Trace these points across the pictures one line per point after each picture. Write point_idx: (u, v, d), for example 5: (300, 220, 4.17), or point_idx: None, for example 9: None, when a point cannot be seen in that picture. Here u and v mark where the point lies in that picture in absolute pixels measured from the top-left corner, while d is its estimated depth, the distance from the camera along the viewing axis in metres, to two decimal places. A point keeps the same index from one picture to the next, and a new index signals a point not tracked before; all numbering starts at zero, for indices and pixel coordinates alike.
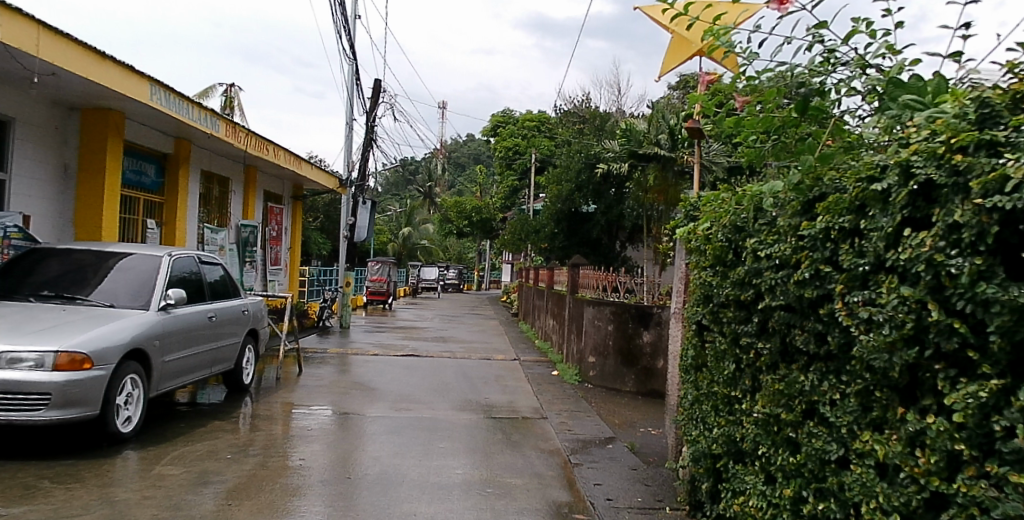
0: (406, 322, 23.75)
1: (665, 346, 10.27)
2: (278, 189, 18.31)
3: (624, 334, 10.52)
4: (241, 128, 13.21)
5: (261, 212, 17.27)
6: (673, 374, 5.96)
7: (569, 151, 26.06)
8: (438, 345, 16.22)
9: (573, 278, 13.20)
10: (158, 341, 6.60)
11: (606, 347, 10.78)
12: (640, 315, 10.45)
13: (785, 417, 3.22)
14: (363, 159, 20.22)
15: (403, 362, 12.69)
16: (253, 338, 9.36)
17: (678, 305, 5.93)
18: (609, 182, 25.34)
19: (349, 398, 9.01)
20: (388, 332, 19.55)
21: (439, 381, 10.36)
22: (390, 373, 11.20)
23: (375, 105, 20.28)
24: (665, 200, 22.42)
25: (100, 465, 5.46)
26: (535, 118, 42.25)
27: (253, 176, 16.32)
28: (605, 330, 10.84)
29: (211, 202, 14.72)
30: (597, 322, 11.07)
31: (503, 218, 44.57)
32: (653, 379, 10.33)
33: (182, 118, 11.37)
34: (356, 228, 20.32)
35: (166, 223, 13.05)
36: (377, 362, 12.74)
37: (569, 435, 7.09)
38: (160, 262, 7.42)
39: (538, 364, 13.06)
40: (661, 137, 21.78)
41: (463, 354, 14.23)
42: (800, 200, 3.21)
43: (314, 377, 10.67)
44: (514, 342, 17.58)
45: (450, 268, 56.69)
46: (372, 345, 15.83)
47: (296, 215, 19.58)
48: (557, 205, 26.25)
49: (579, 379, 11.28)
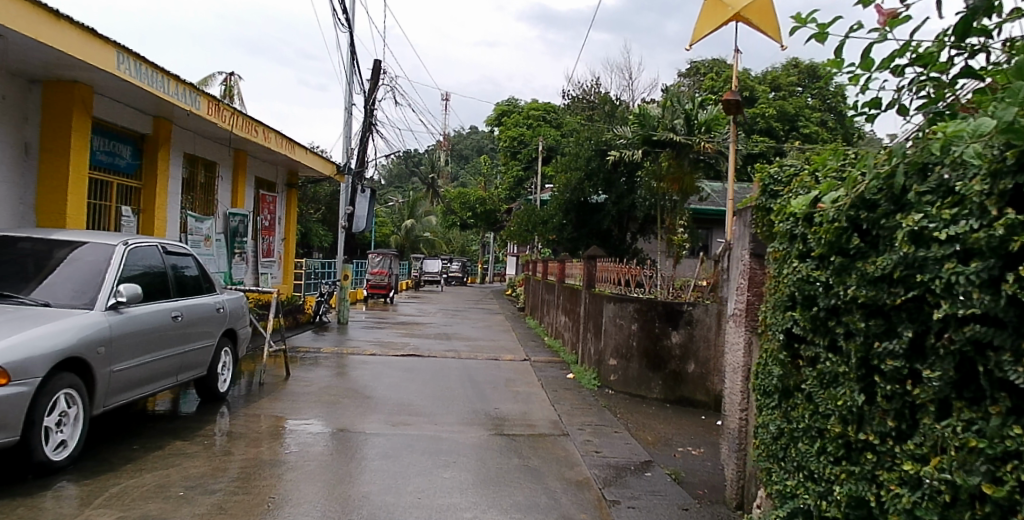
0: (407, 318, 22.62)
1: (696, 348, 9.12)
2: (271, 176, 17.14)
3: (650, 334, 9.39)
4: (225, 106, 12.02)
5: (252, 201, 16.10)
6: (731, 389, 4.87)
7: (578, 138, 24.98)
8: (442, 343, 15.09)
9: (589, 271, 12.04)
10: (103, 347, 5.47)
11: (629, 349, 9.63)
12: (668, 314, 9.29)
13: (984, 492, 2.13)
14: (362, 145, 19.08)
15: (404, 363, 11.55)
16: (230, 339, 8.21)
17: (739, 304, 4.82)
18: (620, 171, 24.31)
19: (339, 408, 7.87)
20: (388, 329, 18.43)
21: (443, 387, 9.23)
22: (389, 377, 10.08)
23: (375, 88, 19.14)
24: (681, 190, 21.37)
25: (15, 507, 4.32)
26: (541, 107, 41.24)
27: (243, 161, 15.15)
28: (627, 330, 9.69)
29: (195, 188, 13.56)
30: (617, 320, 9.92)
31: (507, 209, 43.45)
32: (682, 385, 9.20)
33: (159, 93, 10.23)
34: (355, 218, 19.20)
35: (143, 211, 11.85)
36: (374, 363, 11.61)
37: (598, 459, 5.95)
38: (112, 251, 6.27)
39: (551, 365, 11.97)
40: (677, 122, 20.94)
41: (469, 354, 13.13)
42: (1010, 153, 2.09)
43: (303, 382, 9.53)
44: (522, 339, 16.48)
45: (453, 261, 55.58)
46: (370, 343, 14.71)
47: (291, 204, 18.42)
48: (566, 195, 25.10)
49: (598, 384, 10.12)
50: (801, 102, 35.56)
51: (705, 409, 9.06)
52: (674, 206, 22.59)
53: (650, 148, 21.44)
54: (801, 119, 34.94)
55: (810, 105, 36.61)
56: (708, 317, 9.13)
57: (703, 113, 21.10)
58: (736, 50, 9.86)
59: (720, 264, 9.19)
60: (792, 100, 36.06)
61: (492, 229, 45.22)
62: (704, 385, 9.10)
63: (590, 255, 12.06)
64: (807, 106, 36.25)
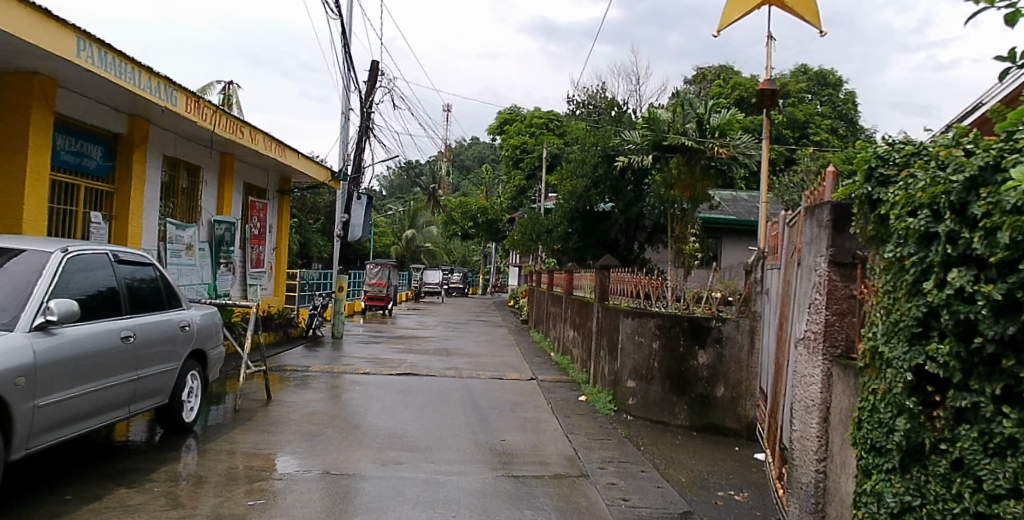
0: (406, 331, 21.57)
1: (727, 369, 8.12)
2: (261, 182, 16.19)
3: (673, 354, 8.39)
4: (206, 104, 11.01)
5: (239, 208, 15.14)
6: (804, 431, 3.93)
7: (584, 143, 24.05)
8: (441, 360, 14.05)
9: (601, 283, 11.01)
10: (25, 378, 4.48)
11: (650, 369, 8.61)
12: (695, 330, 8.29)
13: None
14: (358, 150, 18.10)
15: (400, 384, 10.52)
16: (200, 360, 7.23)
17: (813, 326, 3.89)
18: (628, 178, 23.38)
19: (322, 440, 6.85)
20: (384, 344, 17.39)
21: (443, 413, 8.21)
22: (383, 400, 9.07)
23: (372, 90, 18.18)
24: (693, 198, 20.41)
25: None
26: (545, 114, 40.36)
27: (229, 165, 14.20)
28: (648, 349, 8.67)
29: (176, 194, 12.62)
30: (636, 337, 8.90)
31: (510, 219, 42.46)
32: (710, 410, 8.17)
33: (129, 86, 9.24)
34: (351, 226, 18.20)
35: (116, 218, 10.89)
36: (367, 383, 10.57)
37: (627, 511, 4.95)
38: (47, 259, 5.29)
39: (561, 385, 10.95)
40: (689, 127, 20.08)
41: (471, 372, 12.12)
42: None
43: (285, 407, 8.49)
44: (527, 355, 15.44)
45: (454, 271, 54.65)
46: (365, 360, 13.67)
47: (283, 212, 17.45)
48: (571, 203, 24.12)
49: (614, 409, 9.08)
50: (812, 109, 34.75)
51: (736, 438, 8.04)
52: (684, 214, 21.89)
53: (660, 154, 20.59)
54: (811, 126, 34.11)
55: (820, 112, 35.79)
56: (739, 334, 8.13)
57: (714, 116, 20.31)
58: (770, 37, 8.89)
59: (753, 275, 8.19)
60: (802, 107, 35.21)
61: (494, 239, 44.28)
62: (735, 412, 8.09)
63: (604, 265, 11.04)
64: (817, 113, 35.43)
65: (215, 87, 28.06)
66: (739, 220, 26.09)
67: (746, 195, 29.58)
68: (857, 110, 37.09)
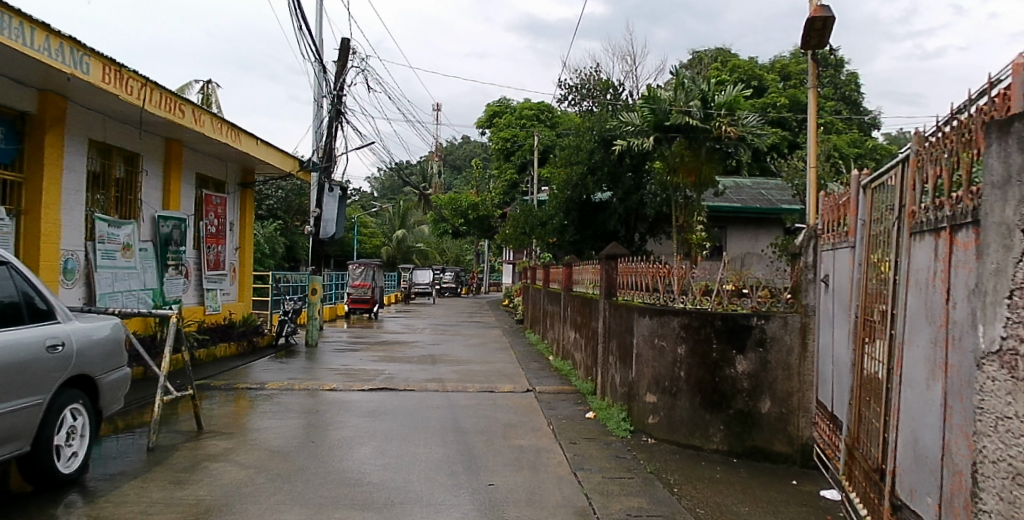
0: (391, 336, 19.85)
1: (772, 379, 6.47)
2: (219, 174, 14.45)
3: (705, 360, 6.67)
4: (130, 74, 9.22)
5: (192, 202, 13.37)
6: (1006, 511, 2.37)
7: (579, 128, 22.36)
8: (424, 368, 12.33)
9: (607, 274, 9.25)
10: None
11: (675, 380, 6.86)
12: (731, 331, 6.58)
13: None
14: (330, 137, 16.35)
15: (370, 403, 8.76)
16: (87, 391, 5.51)
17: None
18: (627, 164, 21.72)
19: (249, 494, 5.10)
20: (363, 352, 15.66)
21: (416, 445, 6.48)
22: (344, 427, 7.30)
23: (343, 71, 16.43)
24: (697, 183, 19.02)
25: None
26: (536, 106, 38.86)
27: (177, 154, 12.45)
28: (672, 356, 6.91)
29: (109, 184, 10.85)
30: (655, 341, 7.12)
31: (502, 215, 40.79)
32: (753, 431, 6.48)
33: (20, 48, 7.40)
34: (323, 221, 16.40)
35: (26, 213, 9.14)
36: (331, 403, 8.80)
37: None
38: None
39: (562, 399, 9.20)
40: (693, 106, 18.57)
41: (458, 383, 10.40)
42: None
43: (220, 441, 6.73)
44: (523, 360, 13.75)
45: (446, 270, 53.00)
46: (337, 372, 11.94)
47: (246, 207, 15.65)
48: (566, 193, 22.35)
49: (630, 429, 7.32)
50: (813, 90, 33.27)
51: (787, 465, 6.41)
52: (687, 202, 20.44)
53: (661, 135, 19.19)
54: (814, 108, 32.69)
55: (822, 94, 34.30)
56: (788, 335, 6.47)
57: (719, 94, 18.89)
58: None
59: (802, 259, 6.47)
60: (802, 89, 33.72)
61: (486, 237, 42.66)
62: (784, 431, 6.44)
63: (611, 254, 9.23)
64: (819, 96, 33.92)
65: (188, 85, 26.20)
66: (744, 208, 24.46)
67: (749, 181, 27.98)
68: (860, 92, 35.60)
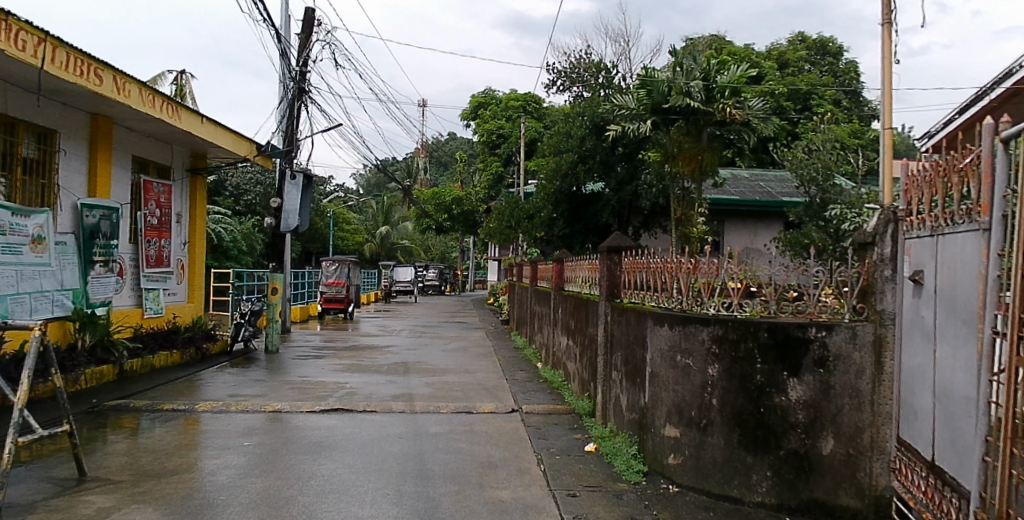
0: (364, 340, 18.17)
1: (836, 409, 4.88)
2: (161, 159, 12.67)
3: (747, 384, 5.05)
4: (20, 24, 7.49)
5: (127, 188, 11.59)
6: None
7: (568, 114, 20.71)
8: (393, 380, 10.65)
9: (607, 271, 7.56)
10: None
11: (705, 410, 5.23)
12: (780, 347, 4.97)
13: None
14: (292, 119, 14.62)
15: (318, 432, 7.07)
16: None
17: None
18: (620, 153, 20.14)
19: None
20: (330, 359, 13.97)
21: (361, 503, 4.81)
22: (275, 471, 5.61)
23: (307, 44, 14.68)
24: (699, 171, 17.69)
25: None
26: (522, 97, 37.24)
27: (105, 131, 10.67)
28: (700, 378, 5.27)
29: (13, 165, 9.07)
30: (677, 359, 5.46)
31: (486, 210, 39.13)
32: (810, 480, 4.89)
33: None
34: (284, 213, 14.59)
35: None
36: (269, 432, 7.09)
37: None
38: None
39: (554, 423, 7.55)
40: (694, 85, 16.96)
41: (430, 401, 8.75)
42: None
43: (100, 494, 5.02)
44: (508, 369, 12.12)
45: (430, 268, 51.21)
46: (291, 386, 10.23)
47: (195, 196, 13.88)
48: (555, 183, 20.65)
49: (643, 472, 5.68)
50: (812, 78, 31.82)
51: None
52: (686, 195, 18.84)
53: (660, 119, 17.50)
54: (813, 98, 31.44)
55: (820, 83, 32.79)
56: (858, 352, 4.88)
57: (722, 75, 17.38)
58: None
59: (875, 251, 4.87)
60: (801, 78, 32.22)
61: (471, 233, 40.97)
62: (852, 479, 4.85)
63: (614, 247, 7.52)
64: (817, 84, 32.61)
65: (167, 76, 24.46)
66: (743, 200, 22.94)
67: (747, 172, 26.44)
68: (859, 81, 34.29)
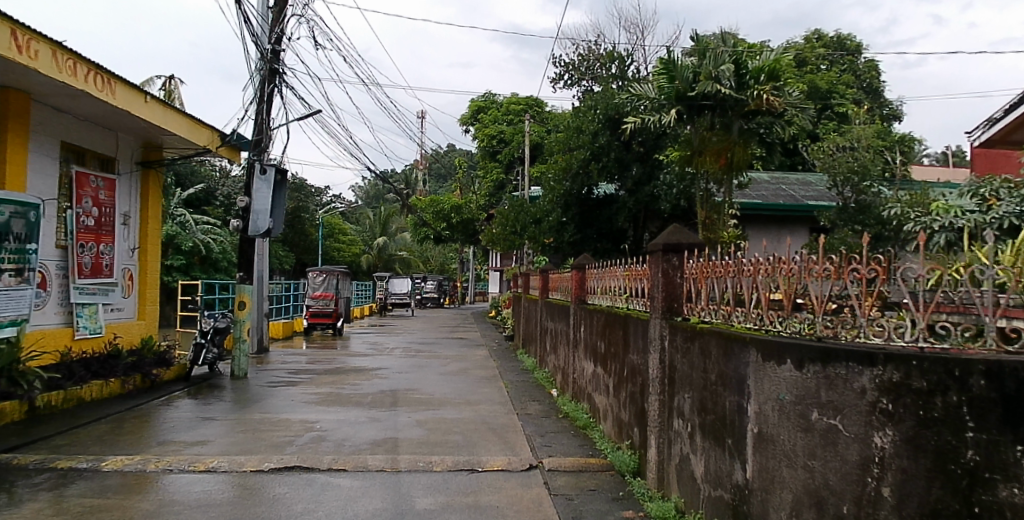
0: (351, 360, 16.05)
1: None
2: (102, 148, 10.62)
3: (950, 468, 2.92)
4: None
5: (53, 181, 9.53)
6: None
7: (579, 107, 18.67)
8: (377, 416, 8.53)
9: (660, 278, 5.42)
10: None
11: (869, 507, 3.14)
12: (1011, 403, 2.79)
13: None
14: (262, 105, 12.57)
15: (257, 511, 4.92)
16: None
17: None
18: (636, 149, 18.13)
19: None
20: (305, 385, 11.84)
21: None
22: None
23: (281, 18, 12.65)
24: (726, 169, 15.56)
25: None
26: (524, 100, 35.38)
27: (17, 109, 8.63)
28: (860, 452, 3.18)
29: None
30: (817, 417, 3.37)
31: (487, 218, 37.16)
32: None
33: None
34: (253, 214, 12.45)
35: None
36: (188, 511, 4.98)
37: None
38: None
39: (591, 489, 5.44)
40: (724, 70, 14.96)
41: (420, 451, 6.63)
42: None
43: None
44: (517, 399, 9.99)
45: (428, 279, 49.23)
46: (246, 427, 8.10)
47: (148, 193, 11.79)
48: (564, 184, 18.54)
49: None
50: (832, 76, 29.95)
51: None
52: (710, 197, 16.85)
53: (685, 108, 15.36)
54: (834, 96, 29.55)
55: (841, 81, 30.86)
56: None
57: (757, 57, 15.34)
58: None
59: None
60: (820, 75, 30.37)
61: (470, 242, 38.94)
62: None
63: (672, 245, 5.30)
64: (837, 82, 30.72)
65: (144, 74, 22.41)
66: (767, 204, 20.85)
67: (769, 175, 24.43)
68: (880, 80, 32.44)
